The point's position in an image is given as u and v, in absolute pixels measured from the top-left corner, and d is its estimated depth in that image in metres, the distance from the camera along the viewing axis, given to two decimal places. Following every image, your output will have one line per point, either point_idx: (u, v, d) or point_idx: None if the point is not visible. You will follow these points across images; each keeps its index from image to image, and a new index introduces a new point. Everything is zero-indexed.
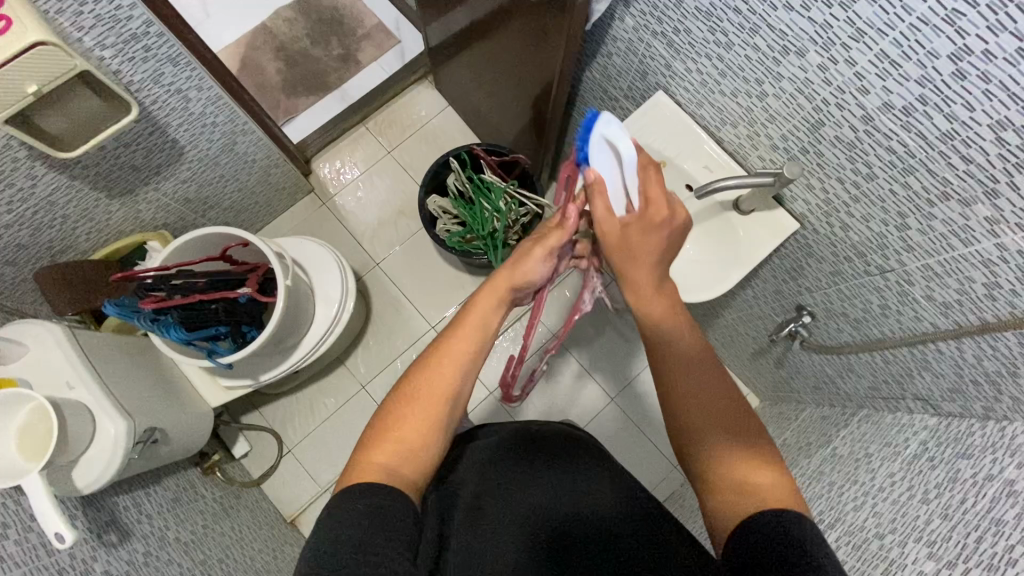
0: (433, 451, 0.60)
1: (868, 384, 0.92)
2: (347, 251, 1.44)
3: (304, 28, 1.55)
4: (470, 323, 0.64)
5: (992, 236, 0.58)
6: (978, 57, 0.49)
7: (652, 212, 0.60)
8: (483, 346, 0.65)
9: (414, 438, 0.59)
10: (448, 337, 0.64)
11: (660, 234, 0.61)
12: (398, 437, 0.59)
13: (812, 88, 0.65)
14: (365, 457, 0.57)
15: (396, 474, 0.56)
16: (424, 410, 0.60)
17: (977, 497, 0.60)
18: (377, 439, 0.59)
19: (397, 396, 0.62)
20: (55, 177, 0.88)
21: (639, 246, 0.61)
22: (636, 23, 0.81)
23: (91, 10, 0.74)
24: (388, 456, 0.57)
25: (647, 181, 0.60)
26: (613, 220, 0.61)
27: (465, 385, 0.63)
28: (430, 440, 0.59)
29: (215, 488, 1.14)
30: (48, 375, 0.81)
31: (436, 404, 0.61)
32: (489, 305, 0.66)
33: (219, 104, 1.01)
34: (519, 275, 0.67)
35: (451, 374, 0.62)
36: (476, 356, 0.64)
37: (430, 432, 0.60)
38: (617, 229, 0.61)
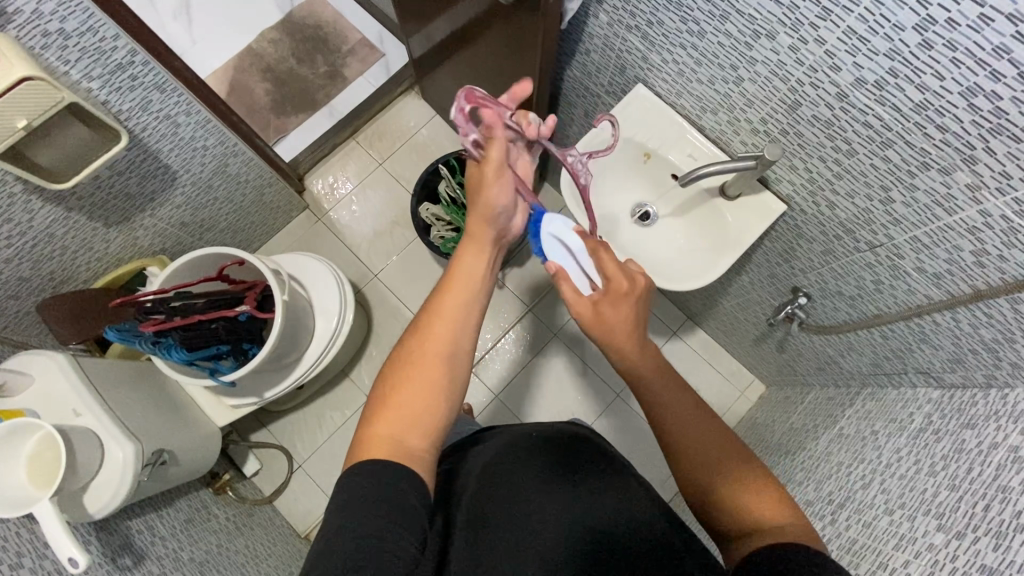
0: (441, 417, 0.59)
1: (869, 361, 0.91)
2: (345, 265, 1.45)
3: (288, 48, 1.57)
4: (460, 275, 0.65)
5: (975, 204, 0.59)
6: (942, 26, 0.49)
7: (617, 285, 0.60)
8: (477, 295, 0.65)
9: (418, 406, 0.58)
10: (440, 295, 0.64)
11: (628, 304, 0.60)
12: (401, 406, 0.57)
13: (785, 69, 0.66)
14: (373, 428, 0.56)
15: (407, 446, 0.55)
16: (426, 373, 0.59)
17: (983, 467, 0.60)
18: (381, 409, 0.58)
19: (393, 365, 0.61)
20: (52, 210, 0.90)
21: (613, 317, 0.60)
22: (610, 18, 0.82)
23: (76, 44, 0.76)
24: (399, 428, 0.56)
25: (602, 262, 0.61)
26: (584, 300, 0.61)
27: (464, 340, 0.63)
28: (436, 405, 0.58)
29: (228, 507, 1.15)
30: (54, 403, 0.82)
31: (433, 363, 0.60)
32: (473, 255, 0.66)
33: (208, 127, 1.03)
34: (490, 213, 0.66)
35: (447, 330, 0.62)
36: (469, 308, 0.64)
37: (436, 397, 0.59)
38: (588, 306, 0.61)
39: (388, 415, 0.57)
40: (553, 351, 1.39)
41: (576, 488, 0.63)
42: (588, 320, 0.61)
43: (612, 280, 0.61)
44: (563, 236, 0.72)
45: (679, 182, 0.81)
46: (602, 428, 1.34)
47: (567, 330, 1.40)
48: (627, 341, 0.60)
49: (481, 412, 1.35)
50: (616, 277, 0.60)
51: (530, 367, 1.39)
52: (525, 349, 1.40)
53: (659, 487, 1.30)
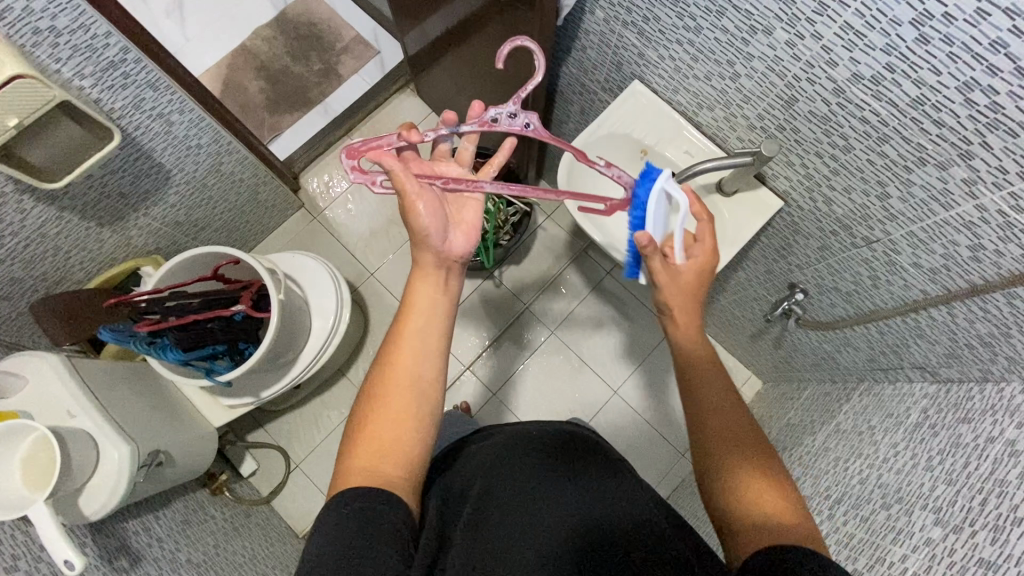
0: (416, 450, 0.58)
1: (866, 356, 0.91)
2: (341, 263, 1.44)
3: (283, 46, 1.56)
4: (418, 304, 0.64)
5: (970, 199, 0.59)
6: (939, 20, 0.49)
7: (705, 260, 0.65)
8: (436, 320, 0.64)
9: (391, 438, 0.57)
10: (399, 326, 0.63)
11: (705, 279, 0.66)
12: (374, 440, 0.57)
13: (782, 65, 0.66)
14: (348, 462, 0.57)
15: (381, 476, 0.55)
16: (394, 404, 0.59)
17: (980, 461, 0.60)
18: (355, 442, 0.58)
19: (362, 400, 0.61)
20: (44, 210, 0.89)
21: (692, 286, 0.65)
22: (607, 15, 0.82)
23: (68, 41, 0.75)
24: (373, 458, 0.56)
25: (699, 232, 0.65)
26: (676, 268, 0.66)
27: (430, 367, 0.62)
28: (407, 434, 0.58)
29: (224, 508, 1.14)
30: (49, 405, 0.81)
31: (400, 395, 0.60)
32: (426, 287, 0.65)
33: (202, 126, 1.02)
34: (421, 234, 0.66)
35: (408, 360, 0.61)
36: (428, 336, 0.63)
37: (407, 430, 0.58)
38: (672, 277, 0.66)
39: (360, 449, 0.57)
40: (551, 349, 1.39)
41: (575, 487, 0.63)
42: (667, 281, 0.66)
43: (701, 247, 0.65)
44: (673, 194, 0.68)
45: (675, 178, 0.81)
46: (599, 426, 1.34)
47: (564, 328, 1.40)
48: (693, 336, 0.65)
49: (479, 410, 1.35)
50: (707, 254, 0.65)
51: (527, 366, 1.38)
52: (522, 348, 1.39)
53: (657, 483, 1.31)
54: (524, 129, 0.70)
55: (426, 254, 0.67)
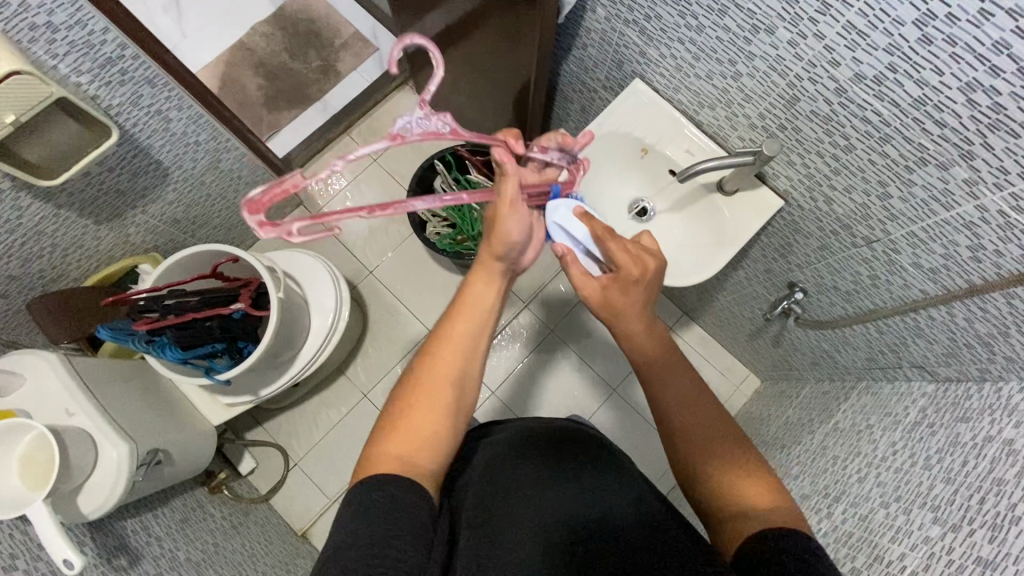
0: (451, 439, 0.59)
1: (864, 356, 0.92)
2: (339, 261, 1.44)
3: (281, 42, 1.55)
4: (472, 303, 0.64)
5: (971, 199, 0.59)
6: (942, 21, 0.49)
7: (625, 274, 0.63)
8: (487, 324, 0.64)
9: (430, 427, 0.58)
10: (450, 321, 0.63)
11: (638, 290, 0.63)
12: (412, 426, 0.57)
13: (784, 64, 0.65)
14: (381, 446, 0.56)
15: (416, 464, 0.55)
16: (435, 396, 0.59)
17: (978, 459, 0.61)
18: (390, 429, 0.57)
19: (401, 388, 0.61)
20: (41, 208, 0.88)
21: (622, 305, 0.63)
22: (608, 13, 0.82)
23: (65, 37, 0.75)
24: (402, 447, 0.56)
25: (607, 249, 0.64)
26: (593, 281, 0.64)
27: (471, 369, 0.62)
28: (443, 429, 0.58)
29: (223, 506, 1.14)
30: (46, 404, 0.81)
31: (444, 388, 0.60)
32: (484, 286, 0.65)
33: (200, 123, 1.02)
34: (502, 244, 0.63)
35: (453, 358, 0.61)
36: (479, 336, 0.63)
37: (446, 421, 0.59)
38: (598, 290, 0.64)
39: (395, 435, 0.57)
40: (551, 347, 1.39)
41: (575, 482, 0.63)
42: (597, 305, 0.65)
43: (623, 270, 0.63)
44: (568, 224, 0.67)
45: (676, 177, 0.81)
46: (598, 423, 1.35)
47: (563, 326, 1.40)
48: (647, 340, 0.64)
49: (479, 408, 1.35)
50: (628, 267, 0.62)
51: (526, 364, 1.39)
52: (522, 346, 1.40)
53: (656, 481, 1.31)
54: (442, 132, 0.63)
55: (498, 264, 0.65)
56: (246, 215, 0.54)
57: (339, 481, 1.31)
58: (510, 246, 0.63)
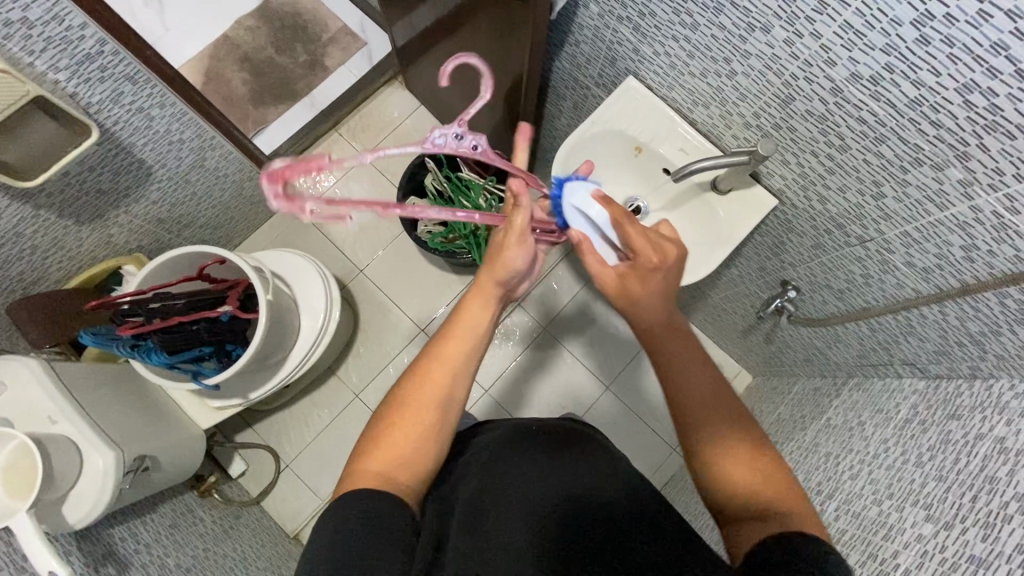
0: (428, 464, 0.58)
1: (856, 353, 0.92)
2: (329, 260, 1.42)
3: (267, 36, 1.52)
4: (462, 328, 0.62)
5: (966, 199, 0.59)
6: (940, 21, 0.49)
7: (643, 262, 0.59)
8: (477, 349, 0.63)
9: (407, 450, 0.57)
10: (439, 343, 0.62)
11: (655, 278, 0.60)
12: (391, 445, 0.57)
13: (780, 63, 0.65)
14: (361, 462, 0.57)
15: (392, 482, 0.55)
16: (416, 419, 0.58)
17: (970, 457, 0.61)
18: (370, 446, 0.58)
19: (387, 404, 0.61)
20: (19, 208, 0.86)
21: (640, 296, 0.61)
22: (601, 9, 0.80)
23: (41, 33, 0.72)
24: (380, 464, 0.56)
25: (624, 234, 0.60)
26: (609, 270, 0.62)
27: (457, 392, 0.61)
28: (423, 450, 0.58)
29: (214, 510, 1.13)
30: (28, 411, 0.79)
31: (427, 411, 0.59)
32: (478, 310, 0.63)
33: (185, 120, 0.99)
34: (503, 274, 0.62)
35: (441, 381, 0.60)
36: (468, 362, 0.62)
37: (426, 445, 0.58)
38: (616, 278, 0.62)
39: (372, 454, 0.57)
40: (542, 345, 1.39)
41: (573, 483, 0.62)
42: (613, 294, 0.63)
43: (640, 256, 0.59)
44: (586, 207, 0.64)
45: (671, 177, 0.80)
46: (592, 420, 1.35)
47: (556, 324, 1.40)
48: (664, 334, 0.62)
49: (473, 407, 1.35)
50: (645, 253, 0.59)
51: (520, 361, 1.38)
52: (515, 345, 1.39)
53: (649, 477, 1.31)
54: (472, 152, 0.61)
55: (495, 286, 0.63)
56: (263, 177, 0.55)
57: (332, 482, 1.30)
58: (512, 274, 0.62)
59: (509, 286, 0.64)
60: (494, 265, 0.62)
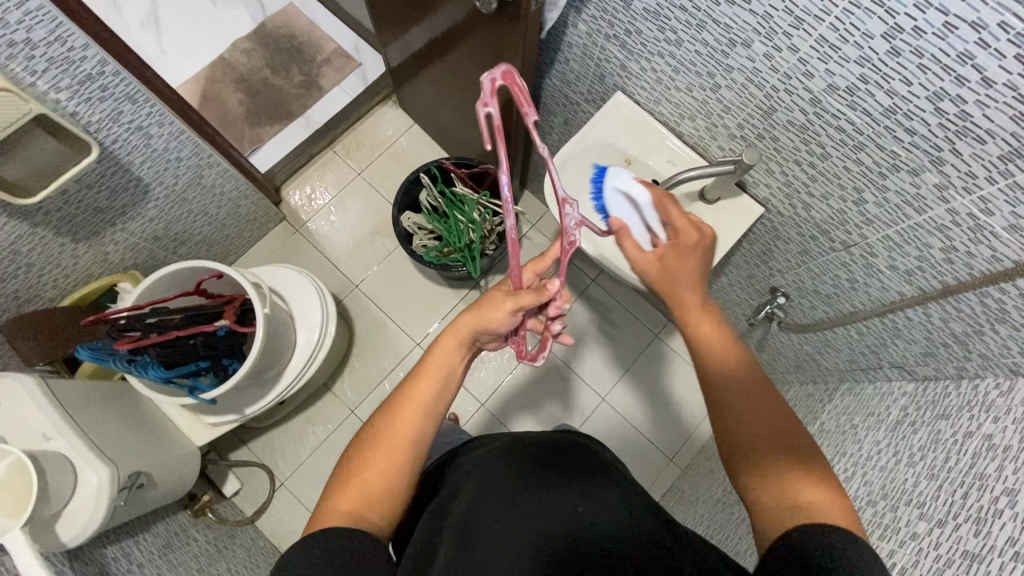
0: (401, 495, 0.59)
1: (846, 357, 0.94)
2: (324, 276, 1.42)
3: (263, 58, 1.55)
4: (432, 370, 0.63)
5: (943, 203, 0.61)
6: (909, 33, 0.52)
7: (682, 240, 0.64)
8: (445, 392, 0.63)
9: (377, 485, 0.58)
10: (412, 382, 0.62)
11: (695, 255, 0.63)
12: (361, 482, 0.58)
13: (761, 77, 0.68)
14: (333, 498, 0.58)
15: (362, 520, 0.56)
16: (383, 456, 0.58)
17: (960, 455, 0.62)
18: (342, 484, 0.58)
19: (359, 440, 0.61)
20: (17, 226, 0.86)
21: (679, 271, 0.63)
22: (589, 28, 0.83)
23: (44, 54, 0.74)
24: (349, 503, 0.57)
25: (670, 215, 0.67)
26: (646, 256, 0.65)
27: (425, 434, 0.61)
28: (395, 488, 0.58)
29: (207, 530, 1.11)
30: (23, 428, 0.78)
31: (396, 453, 0.59)
32: (450, 353, 0.64)
33: (182, 138, 1.01)
34: (482, 324, 0.65)
35: (411, 421, 0.60)
36: (439, 401, 0.62)
37: (396, 478, 0.58)
38: (654, 263, 0.64)
39: (343, 492, 0.57)
40: None
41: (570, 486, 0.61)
42: (654, 277, 0.65)
43: (681, 234, 0.64)
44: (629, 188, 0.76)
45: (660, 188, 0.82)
46: (590, 433, 1.35)
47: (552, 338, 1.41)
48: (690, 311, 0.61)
49: (470, 422, 1.35)
50: (683, 235, 0.64)
51: (515, 375, 1.38)
52: (510, 358, 1.40)
53: (647, 488, 1.31)
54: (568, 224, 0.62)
55: (467, 332, 0.64)
56: (499, 68, 0.56)
57: None
58: (488, 330, 0.65)
59: (481, 336, 0.66)
60: (477, 313, 0.65)
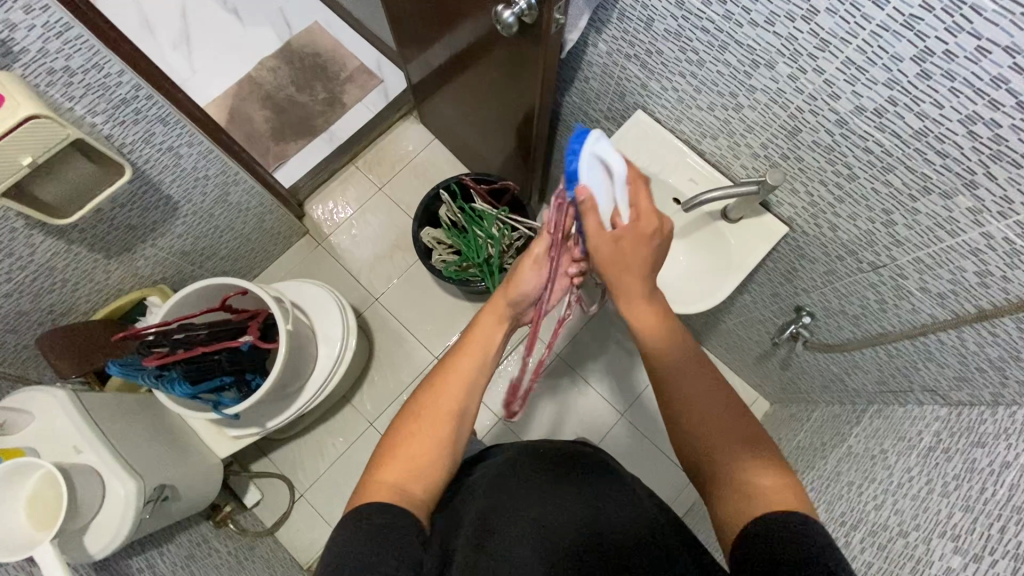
0: (443, 469, 0.59)
1: (875, 379, 0.91)
2: (345, 289, 1.44)
3: (288, 76, 1.59)
4: (476, 340, 0.64)
5: (977, 226, 0.60)
6: (940, 57, 0.51)
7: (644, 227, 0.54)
8: (487, 363, 0.64)
9: (424, 459, 0.58)
10: (453, 358, 0.64)
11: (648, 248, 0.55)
12: (407, 457, 0.58)
13: (785, 97, 0.67)
14: (375, 473, 0.57)
15: (406, 492, 0.55)
16: (431, 429, 0.59)
17: (997, 486, 0.60)
18: (386, 458, 0.58)
19: (403, 414, 0.62)
20: (53, 244, 0.90)
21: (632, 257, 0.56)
22: (609, 47, 0.83)
23: (81, 80, 0.77)
24: (396, 475, 0.57)
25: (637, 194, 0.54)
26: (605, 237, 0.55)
27: (469, 404, 0.62)
28: (439, 463, 0.59)
29: (229, 541, 1.13)
30: (55, 441, 0.81)
31: (444, 425, 0.60)
32: (491, 322, 0.65)
33: (211, 157, 1.03)
34: (514, 292, 0.64)
35: (456, 393, 0.62)
36: (479, 375, 0.64)
37: (441, 453, 0.59)
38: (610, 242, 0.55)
39: (388, 466, 0.57)
40: (555, 372, 1.39)
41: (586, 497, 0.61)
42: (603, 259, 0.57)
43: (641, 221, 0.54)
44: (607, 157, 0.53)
45: (682, 207, 0.82)
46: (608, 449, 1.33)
47: (569, 352, 1.40)
48: (649, 322, 0.60)
49: (486, 435, 1.34)
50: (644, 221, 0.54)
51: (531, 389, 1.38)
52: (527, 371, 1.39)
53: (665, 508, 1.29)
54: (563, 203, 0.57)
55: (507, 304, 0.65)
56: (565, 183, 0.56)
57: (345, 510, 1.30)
58: (522, 296, 0.64)
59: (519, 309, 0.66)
60: (508, 285, 0.65)
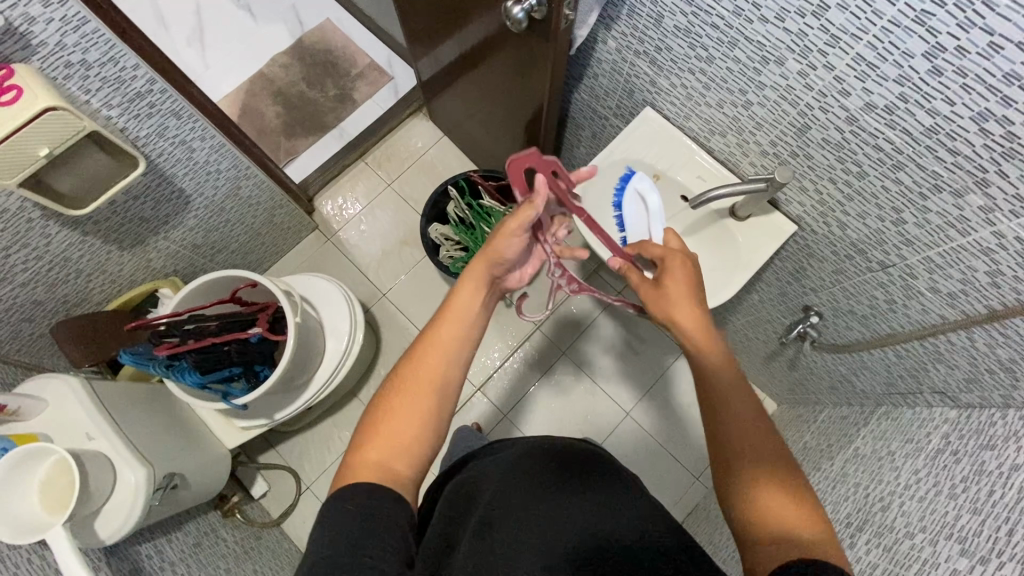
0: (427, 446, 0.59)
1: (884, 380, 0.91)
2: (353, 284, 1.45)
3: (299, 72, 1.60)
4: (455, 310, 0.64)
5: (988, 225, 0.59)
6: (951, 53, 0.50)
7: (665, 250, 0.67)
8: (471, 330, 0.64)
9: (407, 435, 0.58)
10: (436, 325, 0.64)
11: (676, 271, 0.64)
12: (390, 434, 0.58)
13: (794, 94, 0.67)
14: (360, 451, 0.58)
15: (389, 471, 0.56)
16: (412, 403, 0.59)
17: (1005, 489, 0.59)
18: (370, 436, 0.59)
19: (385, 390, 0.62)
20: (68, 235, 0.91)
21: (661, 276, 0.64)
22: (619, 44, 0.83)
23: (97, 74, 0.79)
24: (380, 453, 0.57)
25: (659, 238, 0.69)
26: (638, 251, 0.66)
27: (453, 371, 0.63)
28: (422, 438, 0.59)
29: (235, 530, 1.14)
30: (70, 428, 0.82)
31: (424, 397, 0.60)
32: (470, 294, 0.65)
33: (223, 152, 1.05)
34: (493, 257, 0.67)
35: (438, 362, 0.62)
36: (460, 347, 0.63)
37: (424, 429, 0.59)
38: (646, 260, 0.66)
39: (372, 445, 0.58)
40: (561, 369, 1.39)
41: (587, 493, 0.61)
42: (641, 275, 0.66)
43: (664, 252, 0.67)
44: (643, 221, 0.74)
45: (690, 204, 0.82)
46: (613, 448, 1.33)
47: (575, 349, 1.40)
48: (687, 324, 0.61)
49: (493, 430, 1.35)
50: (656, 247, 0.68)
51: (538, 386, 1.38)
52: (534, 368, 1.39)
53: (669, 508, 1.29)
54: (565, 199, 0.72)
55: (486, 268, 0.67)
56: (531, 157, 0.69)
57: None
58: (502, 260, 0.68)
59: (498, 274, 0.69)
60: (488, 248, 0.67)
